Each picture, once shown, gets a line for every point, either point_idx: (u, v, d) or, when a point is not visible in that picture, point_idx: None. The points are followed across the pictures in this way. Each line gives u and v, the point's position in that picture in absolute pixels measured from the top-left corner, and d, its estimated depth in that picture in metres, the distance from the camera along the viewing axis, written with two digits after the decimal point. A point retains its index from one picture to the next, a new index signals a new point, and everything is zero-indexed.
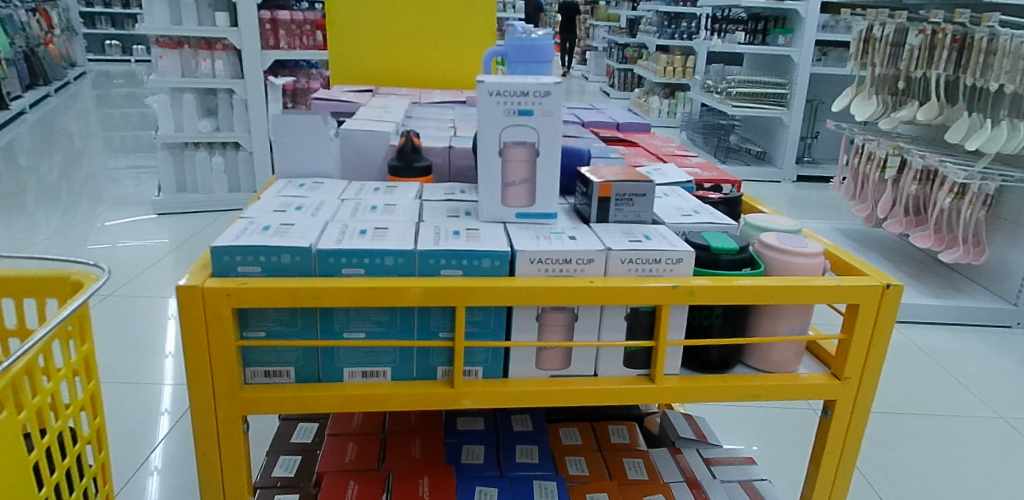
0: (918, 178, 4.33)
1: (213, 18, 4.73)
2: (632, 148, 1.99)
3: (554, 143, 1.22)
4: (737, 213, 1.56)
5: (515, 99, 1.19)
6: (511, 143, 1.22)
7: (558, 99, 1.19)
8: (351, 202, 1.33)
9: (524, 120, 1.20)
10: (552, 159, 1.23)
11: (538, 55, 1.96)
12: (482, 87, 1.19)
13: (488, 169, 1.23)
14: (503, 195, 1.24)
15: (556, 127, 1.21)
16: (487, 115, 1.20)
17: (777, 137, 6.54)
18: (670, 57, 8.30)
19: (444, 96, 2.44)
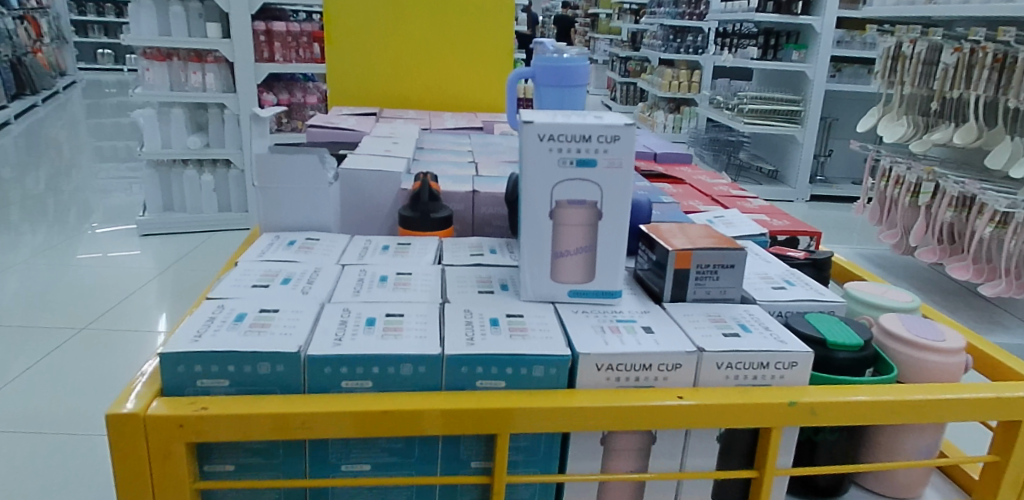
0: (954, 205, 3.96)
1: (203, 29, 4.45)
2: (680, 187, 1.71)
3: (622, 204, 0.95)
4: (826, 277, 1.28)
5: (573, 145, 0.92)
6: (566, 202, 0.94)
7: (629, 147, 0.92)
8: (355, 270, 1.05)
9: (583, 172, 0.93)
10: (619, 224, 0.95)
11: (572, 78, 1.69)
12: (529, 127, 0.92)
13: (534, 234, 0.96)
14: (554, 268, 0.97)
15: (626, 183, 0.94)
16: (537, 164, 0.93)
17: (791, 155, 6.17)
18: (675, 72, 7.95)
19: (457, 120, 2.17)
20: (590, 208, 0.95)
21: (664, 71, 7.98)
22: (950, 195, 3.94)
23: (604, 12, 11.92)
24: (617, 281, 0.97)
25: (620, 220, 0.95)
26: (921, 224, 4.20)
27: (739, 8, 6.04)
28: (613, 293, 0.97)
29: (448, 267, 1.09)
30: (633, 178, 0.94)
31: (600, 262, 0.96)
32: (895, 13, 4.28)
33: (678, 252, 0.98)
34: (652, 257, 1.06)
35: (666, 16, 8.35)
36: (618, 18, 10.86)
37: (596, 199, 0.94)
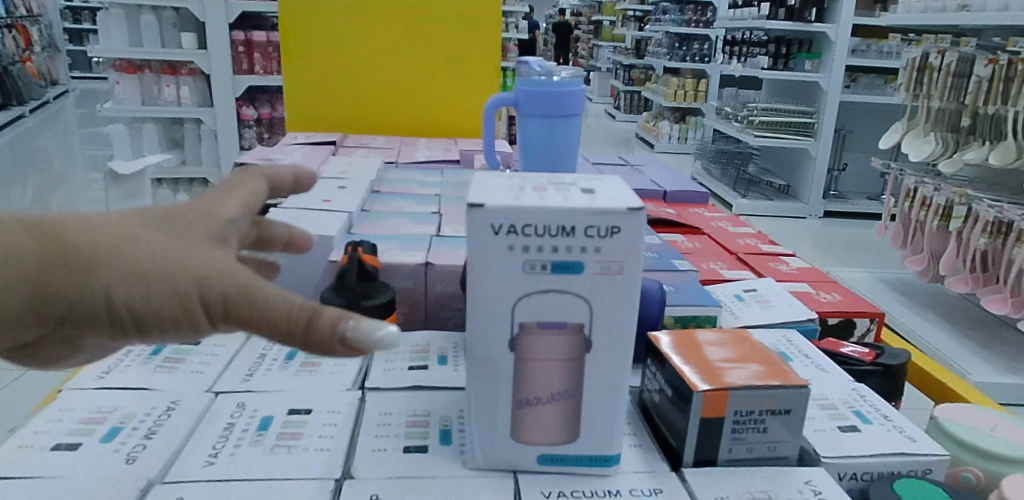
0: (987, 228, 2.96)
1: (178, 40, 4.08)
2: (698, 242, 1.39)
3: (622, 329, 0.62)
4: (898, 388, 0.96)
5: (547, 240, 0.59)
6: (535, 326, 0.62)
7: (633, 245, 0.59)
8: (231, 406, 0.73)
9: (563, 283, 0.60)
10: (617, 357, 0.63)
11: (561, 107, 1.36)
12: (475, 212, 0.59)
13: (486, 373, 0.63)
14: (517, 421, 0.65)
15: (629, 298, 0.61)
16: (490, 269, 0.60)
17: (802, 170, 5.56)
18: (681, 80, 7.62)
19: (430, 150, 1.84)
20: (571, 334, 0.62)
21: (669, 80, 7.65)
22: (984, 219, 2.95)
23: (608, 19, 11.54)
24: (612, 439, 0.65)
25: (620, 353, 0.63)
26: (949, 250, 3.19)
27: (750, 16, 5.68)
28: (607, 458, 0.66)
29: (370, 394, 0.77)
30: (639, 289, 0.61)
31: (588, 413, 0.64)
32: (914, 21, 3.87)
33: (704, 393, 0.66)
34: (665, 386, 0.74)
35: (670, 22, 7.89)
36: (622, 25, 10.50)
37: (582, 321, 0.62)
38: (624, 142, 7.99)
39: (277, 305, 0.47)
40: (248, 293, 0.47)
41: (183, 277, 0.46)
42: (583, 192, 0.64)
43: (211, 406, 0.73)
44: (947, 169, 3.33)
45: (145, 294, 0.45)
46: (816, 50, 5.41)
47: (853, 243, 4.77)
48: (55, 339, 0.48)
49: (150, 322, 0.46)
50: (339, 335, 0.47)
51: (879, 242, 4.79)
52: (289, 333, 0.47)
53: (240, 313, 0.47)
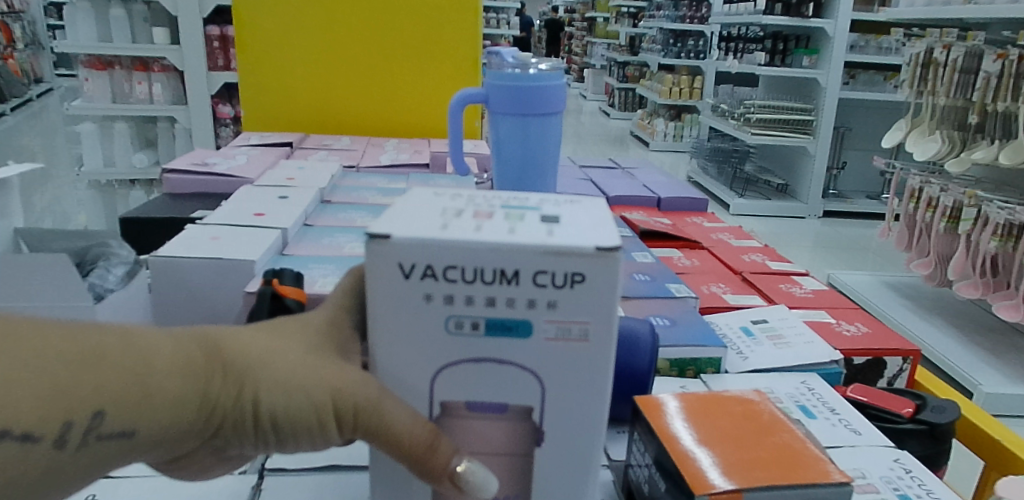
0: (997, 231, 2.54)
1: (150, 35, 3.52)
2: (700, 259, 1.21)
3: (579, 412, 0.51)
4: (945, 450, 0.78)
5: (480, 288, 0.47)
6: (463, 407, 0.51)
7: (599, 298, 0.47)
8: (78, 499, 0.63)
9: (502, 347, 0.49)
10: (573, 444, 0.52)
11: (537, 104, 1.17)
12: (384, 248, 0.46)
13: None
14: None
15: (593, 374, 0.49)
16: (406, 326, 0.48)
17: (801, 167, 5.39)
18: (675, 77, 7.44)
19: (398, 151, 1.66)
20: (512, 421, 0.51)
21: (664, 76, 7.46)
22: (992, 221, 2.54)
23: (602, 15, 11.32)
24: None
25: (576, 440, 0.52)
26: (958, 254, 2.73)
27: (745, 10, 5.49)
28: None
29: (271, 480, 0.66)
30: (611, 362, 0.49)
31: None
32: (918, 14, 3.69)
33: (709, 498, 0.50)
34: (653, 471, 0.57)
35: (665, 18, 7.73)
36: (616, 21, 10.30)
37: (531, 405, 0.51)
38: (619, 140, 7.80)
39: (405, 421, 0.48)
40: (380, 407, 0.48)
41: (322, 393, 0.47)
42: (543, 222, 0.50)
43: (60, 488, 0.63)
44: (953, 168, 2.99)
45: (293, 406, 0.47)
46: (814, 46, 5.22)
47: (853, 244, 4.58)
48: (204, 448, 0.49)
49: (295, 432, 0.48)
50: (450, 469, 0.48)
51: (880, 244, 4.59)
52: (414, 451, 0.47)
53: (372, 427, 0.48)
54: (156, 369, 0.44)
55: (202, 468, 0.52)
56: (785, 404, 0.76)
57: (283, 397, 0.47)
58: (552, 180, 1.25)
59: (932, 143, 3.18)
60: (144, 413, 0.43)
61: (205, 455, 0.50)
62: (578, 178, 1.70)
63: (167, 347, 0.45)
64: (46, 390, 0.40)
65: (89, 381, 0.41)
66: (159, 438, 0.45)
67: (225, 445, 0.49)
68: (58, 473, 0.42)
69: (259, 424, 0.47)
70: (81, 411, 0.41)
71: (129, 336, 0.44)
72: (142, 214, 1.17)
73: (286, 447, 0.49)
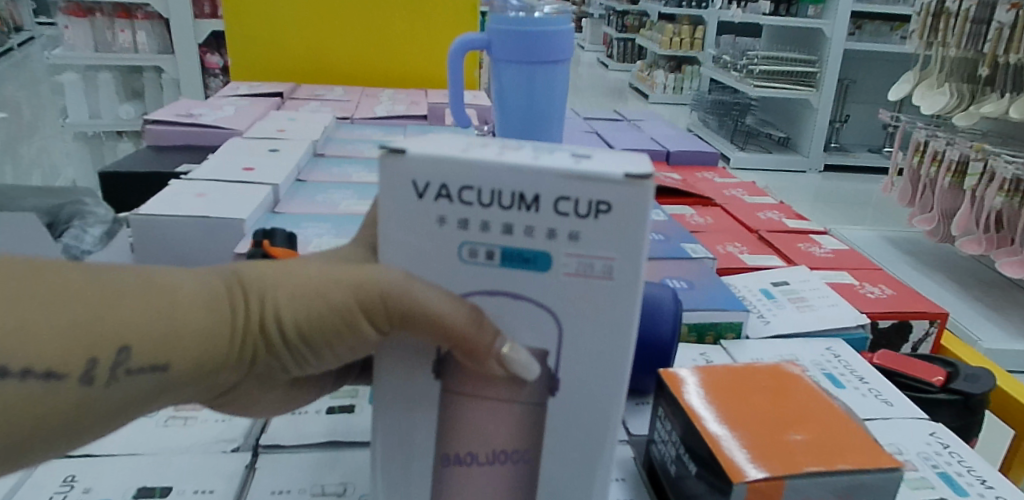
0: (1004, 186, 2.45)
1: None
2: (714, 216, 1.16)
3: (598, 362, 0.48)
4: (977, 423, 0.74)
5: (497, 213, 0.44)
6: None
7: (627, 231, 0.43)
8: (58, 479, 0.58)
9: (515, 280, 0.45)
10: (591, 393, 0.48)
11: (542, 50, 1.10)
12: (398, 164, 0.44)
13: (407, 404, 0.50)
14: (440, 478, 0.51)
15: (616, 316, 0.46)
16: (415, 250, 0.46)
17: (802, 121, 5.30)
18: (676, 27, 7.25)
19: (394, 102, 1.59)
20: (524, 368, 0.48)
21: (665, 26, 7.27)
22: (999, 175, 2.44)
23: None
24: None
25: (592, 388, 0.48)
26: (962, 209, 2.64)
27: None
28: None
29: (264, 458, 0.62)
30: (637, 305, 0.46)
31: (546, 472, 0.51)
32: None
33: (749, 487, 0.45)
34: (681, 453, 0.53)
35: None
36: None
37: (547, 348, 0.47)
38: (617, 92, 7.65)
39: (433, 305, 0.45)
40: (408, 289, 0.45)
41: (350, 293, 0.46)
42: (573, 155, 0.46)
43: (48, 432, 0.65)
44: (961, 122, 2.90)
45: (314, 314, 0.47)
46: None
47: (853, 198, 4.52)
48: (246, 376, 0.50)
49: (328, 337, 0.48)
50: (495, 351, 0.46)
51: (882, 198, 4.53)
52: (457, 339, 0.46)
53: (406, 312, 0.46)
54: (177, 297, 0.44)
55: (262, 394, 0.53)
56: (812, 372, 0.71)
57: (304, 305, 0.47)
58: (558, 130, 1.18)
59: (940, 97, 3.06)
60: (170, 345, 0.44)
61: (257, 378, 0.51)
62: (584, 131, 1.63)
63: (185, 279, 0.46)
64: (71, 325, 0.40)
65: (108, 316, 0.42)
66: (194, 369, 0.46)
67: (266, 365, 0.49)
68: (99, 412, 0.43)
69: (288, 335, 0.48)
70: (107, 347, 0.42)
71: (144, 273, 0.44)
72: (123, 167, 1.10)
73: (327, 355, 0.49)
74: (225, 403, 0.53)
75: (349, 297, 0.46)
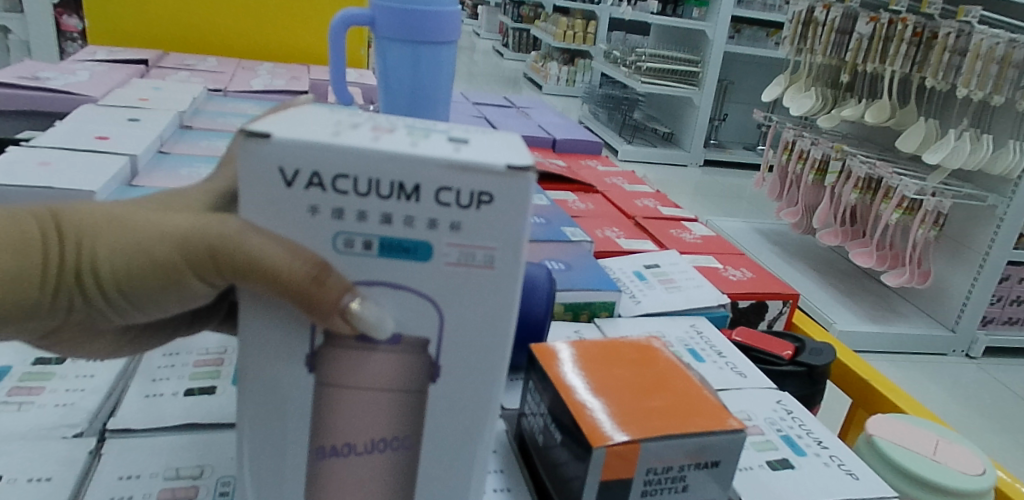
0: (858, 184, 2.65)
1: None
2: (591, 202, 1.21)
3: (482, 354, 0.44)
4: (819, 391, 0.82)
5: (375, 203, 0.40)
6: (351, 337, 0.43)
7: (511, 224, 0.41)
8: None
9: (395, 270, 0.41)
10: (477, 394, 0.45)
11: (425, 29, 1.10)
12: (267, 142, 0.39)
13: (274, 408, 0.45)
14: (312, 473, 0.46)
15: (498, 310, 0.43)
16: (284, 238, 0.41)
17: (685, 117, 5.54)
18: (570, 20, 7.39)
19: (274, 77, 1.54)
20: (404, 356, 0.43)
21: (559, 18, 7.39)
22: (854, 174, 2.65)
23: None
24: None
25: (480, 389, 0.44)
26: (822, 204, 2.85)
27: None
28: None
29: (111, 443, 0.60)
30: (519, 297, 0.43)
31: (428, 469, 0.46)
32: None
33: (608, 450, 0.48)
34: (548, 421, 0.55)
35: None
36: None
37: (429, 337, 0.43)
38: (511, 81, 7.71)
39: (262, 257, 0.40)
40: (239, 237, 0.41)
41: (166, 242, 0.43)
42: (450, 143, 0.43)
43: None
44: (824, 124, 3.12)
45: (131, 267, 0.43)
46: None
47: (729, 192, 4.78)
48: (86, 320, 0.48)
49: (151, 292, 0.45)
50: (341, 307, 0.40)
51: (755, 192, 4.82)
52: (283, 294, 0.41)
53: (233, 270, 0.41)
54: None
55: (96, 339, 0.52)
56: (675, 347, 0.76)
57: (123, 256, 0.44)
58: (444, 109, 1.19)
59: (806, 99, 3.27)
60: None
61: (90, 324, 0.49)
62: (471, 116, 1.64)
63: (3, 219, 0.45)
64: None
65: None
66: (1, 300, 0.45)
67: (92, 313, 0.47)
68: None
69: (107, 286, 0.45)
70: None
71: None
72: None
73: (159, 308, 0.46)
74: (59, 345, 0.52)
75: (172, 250, 0.43)
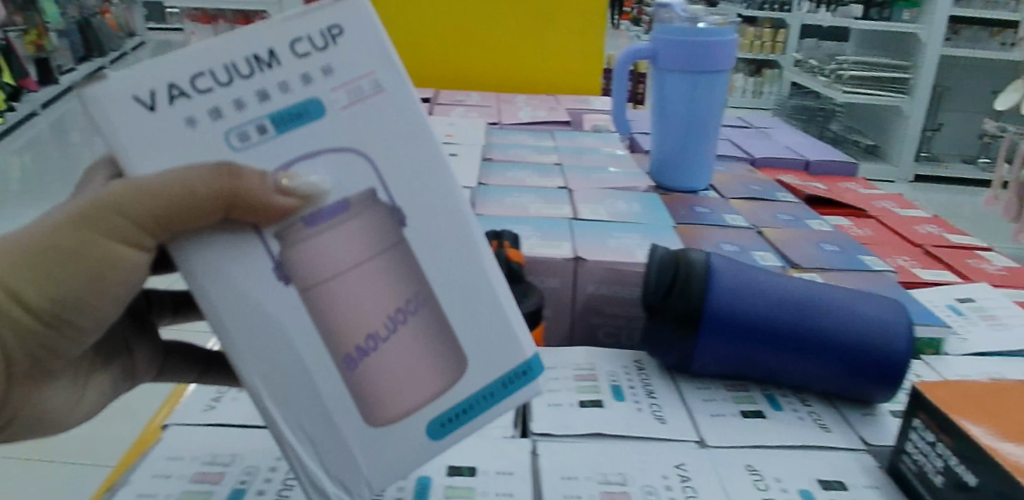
0: None
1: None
2: (870, 226, 1.18)
3: (412, 178, 0.56)
4: None
5: (242, 84, 0.51)
6: (300, 224, 0.53)
7: (361, 39, 0.54)
8: None
9: (302, 135, 0.53)
10: (430, 222, 0.56)
11: (704, 62, 1.14)
12: (109, 92, 0.49)
13: (273, 337, 0.54)
14: (358, 376, 0.56)
15: (396, 122, 0.55)
16: (183, 152, 0.51)
17: (891, 129, 5.13)
18: (759, 30, 7.10)
19: (529, 108, 1.71)
20: (360, 215, 0.54)
21: (747, 29, 7.13)
22: None
23: None
24: (488, 335, 0.58)
25: (423, 209, 0.56)
26: None
27: None
28: (494, 394, 0.59)
29: (541, 444, 0.72)
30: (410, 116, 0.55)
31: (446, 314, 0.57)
32: None
33: None
34: (949, 460, 0.63)
35: None
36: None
37: (373, 185, 0.54)
38: None
39: (178, 178, 0.50)
40: (133, 187, 0.50)
41: (64, 240, 0.51)
42: None
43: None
44: None
45: (42, 273, 0.51)
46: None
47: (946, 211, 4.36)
48: (22, 360, 0.55)
49: (72, 295, 0.53)
50: (275, 182, 0.51)
51: (979, 211, 4.35)
52: (213, 199, 0.50)
53: (155, 215, 0.50)
54: None
55: (48, 389, 0.60)
56: None
57: (42, 285, 0.52)
58: (704, 179, 1.24)
59: None
60: None
61: (35, 371, 0.58)
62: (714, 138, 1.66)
63: None
64: None
65: None
66: None
67: (32, 351, 0.55)
68: None
69: (36, 318, 0.53)
70: None
71: None
72: None
73: (95, 310, 0.54)
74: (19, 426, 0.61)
75: (78, 233, 0.51)
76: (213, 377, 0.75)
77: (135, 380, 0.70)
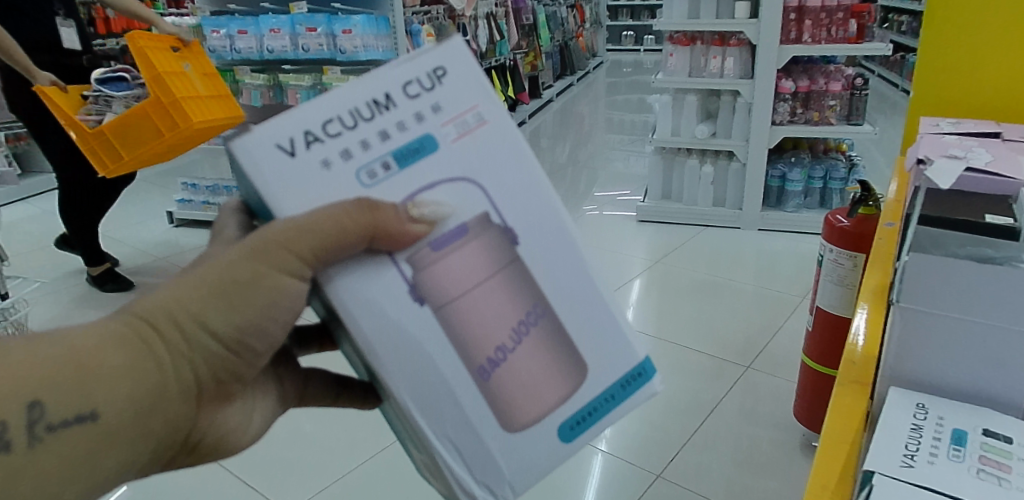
0: None
1: (732, 9, 3.95)
2: None
3: (532, 207, 0.74)
4: None
5: (364, 127, 0.71)
6: (428, 248, 0.73)
7: (457, 78, 0.74)
8: None
9: (423, 168, 0.72)
10: (543, 241, 0.75)
11: None
12: (257, 143, 0.70)
13: (399, 338, 0.72)
14: (493, 380, 0.74)
15: (504, 152, 0.74)
16: (325, 189, 0.71)
17: None
18: None
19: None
20: (478, 236, 0.73)
21: None
22: None
23: None
24: (611, 344, 0.77)
25: (543, 227, 0.75)
26: None
27: None
28: (615, 396, 0.78)
29: None
30: (518, 150, 0.74)
31: (559, 322, 0.76)
32: None
33: None
34: None
35: None
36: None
37: (488, 209, 0.73)
38: None
39: (334, 216, 0.68)
40: (296, 224, 0.69)
41: (249, 274, 0.69)
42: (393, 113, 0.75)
43: (874, 483, 0.85)
44: None
45: (227, 305, 0.70)
46: None
47: None
48: (210, 392, 0.74)
49: (242, 321, 0.70)
50: (406, 214, 0.70)
51: None
52: (361, 225, 0.68)
53: (317, 250, 0.69)
54: (107, 373, 0.67)
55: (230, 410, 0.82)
56: None
57: (229, 315, 0.70)
58: None
59: None
60: (116, 386, 0.67)
61: (220, 396, 0.77)
62: None
63: (112, 360, 0.67)
64: (127, 403, 0.67)
65: (92, 396, 0.66)
66: (138, 392, 0.68)
67: (217, 377, 0.73)
68: (117, 446, 0.68)
69: (222, 343, 0.71)
70: (88, 409, 0.65)
71: (77, 368, 0.66)
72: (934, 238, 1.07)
73: (270, 335, 0.73)
74: (212, 446, 0.80)
75: (259, 265, 0.69)
76: (343, 399, 0.99)
77: (288, 394, 0.94)
